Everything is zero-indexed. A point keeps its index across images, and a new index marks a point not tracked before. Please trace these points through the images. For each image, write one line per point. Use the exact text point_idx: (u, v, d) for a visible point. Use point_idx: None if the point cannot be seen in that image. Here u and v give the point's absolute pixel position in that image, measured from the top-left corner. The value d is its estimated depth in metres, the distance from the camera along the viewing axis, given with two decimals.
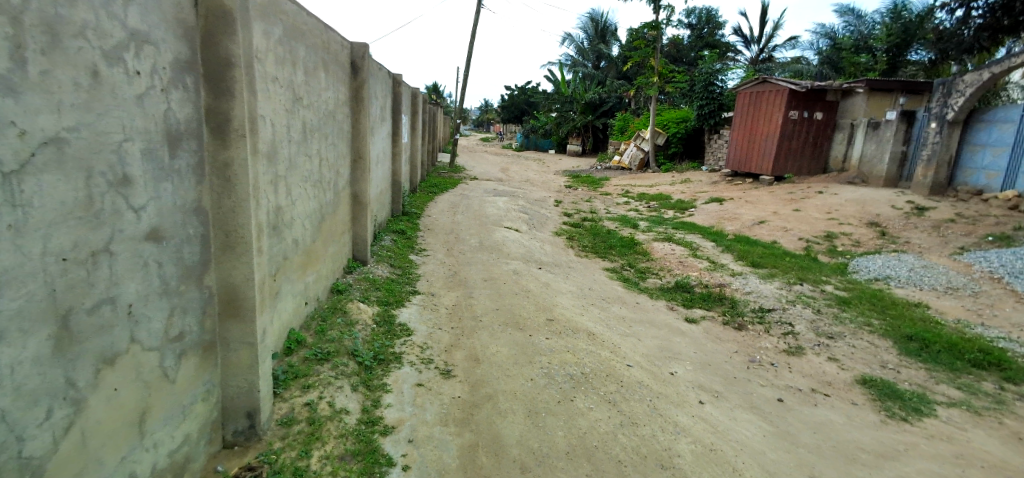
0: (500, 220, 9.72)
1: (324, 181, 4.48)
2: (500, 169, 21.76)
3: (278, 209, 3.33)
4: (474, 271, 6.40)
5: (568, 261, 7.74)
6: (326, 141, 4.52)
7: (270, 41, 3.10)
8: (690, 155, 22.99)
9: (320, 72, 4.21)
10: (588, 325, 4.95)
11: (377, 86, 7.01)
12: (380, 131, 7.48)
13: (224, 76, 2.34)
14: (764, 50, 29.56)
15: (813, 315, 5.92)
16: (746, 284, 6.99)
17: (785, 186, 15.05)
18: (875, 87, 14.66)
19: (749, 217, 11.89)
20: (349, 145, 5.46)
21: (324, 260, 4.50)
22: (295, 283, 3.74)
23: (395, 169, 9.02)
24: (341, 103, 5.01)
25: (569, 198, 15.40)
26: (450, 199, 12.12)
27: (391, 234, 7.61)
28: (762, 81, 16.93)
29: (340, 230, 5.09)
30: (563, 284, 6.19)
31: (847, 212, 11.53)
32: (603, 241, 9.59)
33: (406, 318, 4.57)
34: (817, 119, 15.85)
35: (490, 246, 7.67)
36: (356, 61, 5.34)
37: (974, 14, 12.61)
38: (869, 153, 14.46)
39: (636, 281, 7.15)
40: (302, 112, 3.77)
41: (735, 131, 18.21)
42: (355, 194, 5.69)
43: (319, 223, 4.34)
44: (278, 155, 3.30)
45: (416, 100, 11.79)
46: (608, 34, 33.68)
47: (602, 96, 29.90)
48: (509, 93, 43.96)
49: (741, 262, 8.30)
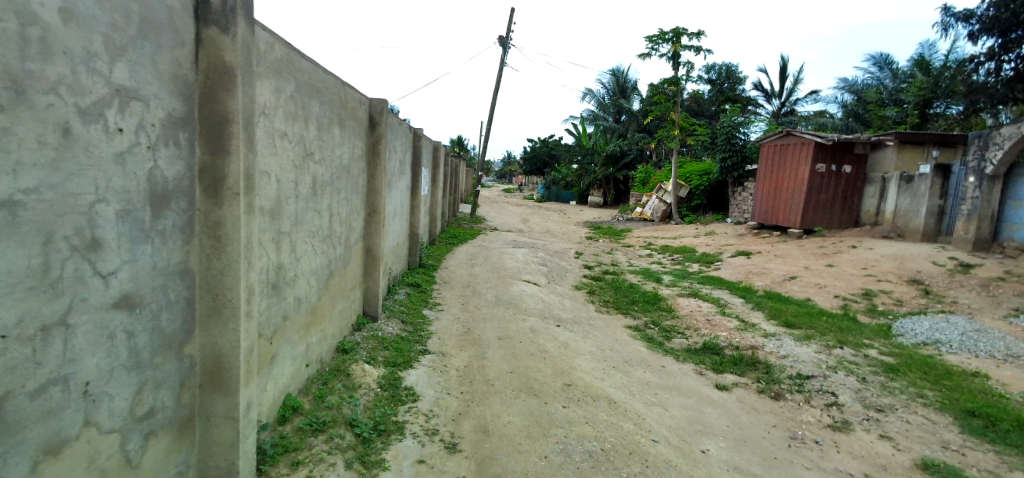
0: (519, 272, 9.48)
1: (334, 235, 4.32)
2: (520, 220, 21.72)
3: (280, 266, 3.15)
4: (489, 328, 6.11)
5: (588, 318, 7.40)
6: (339, 196, 4.40)
7: (281, 97, 2.98)
8: (714, 207, 22.65)
9: (334, 126, 4.12)
10: (609, 392, 4.57)
11: (396, 140, 7.01)
12: (398, 185, 7.43)
13: (222, 130, 2.17)
14: (785, 104, 29.60)
15: (858, 384, 5.49)
16: (781, 347, 6.52)
17: (815, 240, 14.53)
18: (905, 140, 14.32)
19: (779, 272, 11.41)
20: (363, 199, 5.34)
21: (330, 318, 4.29)
22: (295, 344, 3.52)
23: (413, 221, 8.94)
24: (356, 157, 4.92)
25: (590, 250, 15.12)
26: (469, 251, 11.98)
27: (405, 288, 7.42)
28: (786, 134, 16.75)
29: (350, 286, 4.90)
30: (582, 345, 5.84)
31: (885, 268, 11.00)
32: (626, 297, 9.23)
33: (413, 381, 4.28)
34: (846, 172, 15.50)
35: (507, 301, 7.39)
36: (374, 116, 5.32)
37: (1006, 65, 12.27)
38: (903, 206, 13.98)
39: (660, 341, 6.72)
40: (312, 167, 3.65)
41: (760, 183, 17.90)
42: (369, 247, 5.54)
43: (327, 279, 4.15)
44: (282, 211, 3.14)
45: (437, 152, 11.89)
46: (628, 89, 34.31)
47: (623, 148, 30.10)
48: (530, 145, 44.74)
49: (774, 321, 7.82)
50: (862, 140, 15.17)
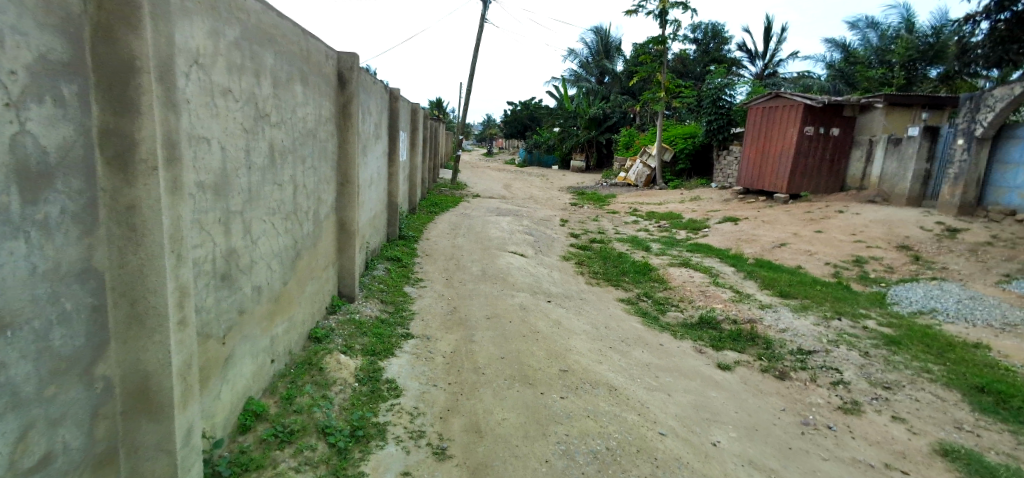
0: (504, 243, 9.05)
1: (300, 210, 3.81)
2: (503, 186, 21.13)
3: (231, 252, 2.65)
4: (476, 306, 5.71)
5: (579, 292, 7.05)
6: (304, 165, 3.85)
7: (219, 43, 2.43)
8: (699, 171, 22.37)
9: (295, 84, 3.55)
10: (608, 377, 4.23)
11: (369, 101, 6.38)
12: (374, 151, 6.85)
13: (127, 83, 1.65)
14: (770, 65, 29.15)
15: (862, 358, 5.28)
16: (778, 320, 6.27)
17: (803, 205, 14.37)
18: (894, 102, 14.12)
19: (769, 239, 11.21)
20: (334, 168, 4.79)
21: (298, 304, 3.82)
22: (257, 340, 3.05)
23: (391, 190, 8.40)
24: (324, 120, 4.35)
25: (576, 217, 14.74)
26: (451, 220, 11.47)
27: (385, 263, 6.95)
28: (774, 96, 16.36)
29: (322, 265, 4.42)
30: (575, 322, 5.49)
31: (873, 233, 10.86)
32: (615, 267, 8.92)
33: (394, 372, 3.87)
34: (834, 135, 15.26)
35: (494, 275, 6.97)
36: (343, 73, 4.72)
37: (999, 24, 12.18)
38: (890, 170, 13.85)
39: (655, 315, 6.41)
40: (268, 131, 3.10)
41: (747, 147, 17.60)
42: (342, 222, 5.01)
43: (293, 260, 3.67)
44: (232, 186, 2.62)
45: (416, 115, 11.22)
46: (612, 50, 33.39)
47: (606, 111, 29.46)
48: (512, 108, 43.72)
49: (768, 291, 7.59)
50: (851, 102, 14.88)
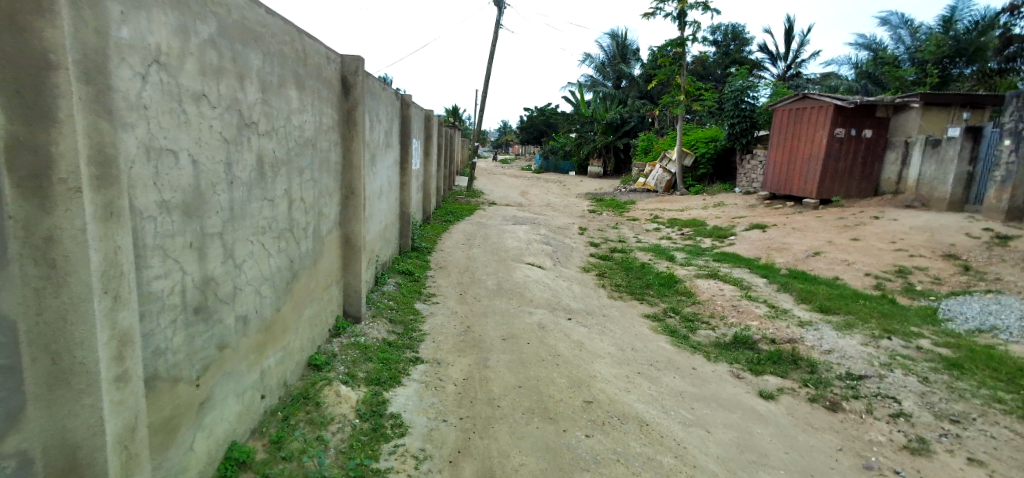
0: (521, 254, 8.65)
1: (297, 227, 3.45)
2: (519, 193, 20.75)
3: (209, 281, 2.28)
4: (492, 325, 5.31)
5: (601, 307, 6.61)
6: (301, 177, 3.50)
7: (192, 40, 2.08)
8: (721, 176, 21.72)
9: (289, 88, 3.20)
10: (639, 410, 3.79)
11: (378, 108, 6.07)
12: (384, 160, 6.53)
13: (39, 83, 1.30)
14: (792, 66, 28.33)
15: (921, 385, 4.74)
16: (821, 339, 5.74)
17: (835, 211, 13.70)
18: (931, 101, 13.42)
19: (801, 247, 10.62)
20: (338, 179, 4.44)
21: (295, 330, 3.46)
22: (244, 378, 2.69)
23: (403, 199, 8.07)
24: (325, 127, 4.00)
25: (595, 225, 14.28)
26: (466, 230, 11.12)
27: (396, 277, 6.60)
28: (802, 97, 15.73)
29: (323, 284, 4.06)
30: (599, 343, 5.06)
31: (915, 241, 10.19)
32: (638, 278, 8.45)
33: (399, 405, 3.48)
34: (866, 137, 14.56)
35: (510, 290, 6.56)
36: (347, 77, 4.40)
37: None
38: (928, 173, 13.12)
39: (684, 333, 5.93)
40: (256, 140, 2.74)
41: (773, 151, 16.97)
42: (346, 237, 4.66)
43: (288, 282, 3.30)
44: (210, 206, 2.26)
45: (430, 122, 10.92)
46: (629, 54, 32.92)
47: (624, 116, 28.97)
48: (527, 114, 43.45)
49: (805, 306, 7.06)
50: (885, 102, 14.17)
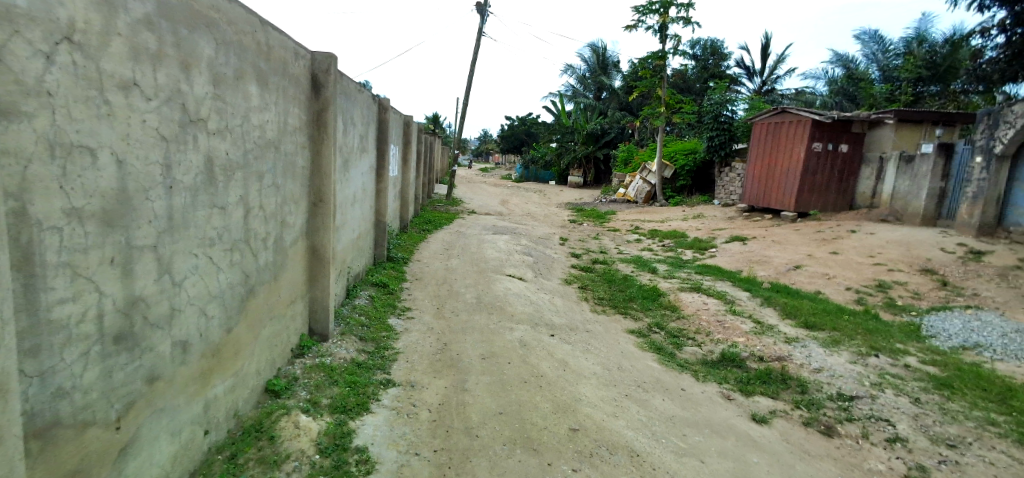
0: (501, 265, 8.36)
1: (256, 236, 3.12)
2: (499, 202, 20.48)
3: (136, 302, 1.95)
4: (471, 342, 5.00)
5: (585, 323, 6.35)
6: (261, 182, 3.17)
7: (124, 18, 1.76)
8: (700, 188, 21.84)
9: (248, 83, 2.88)
10: (628, 438, 3.52)
11: (353, 110, 5.75)
12: (358, 165, 6.20)
13: None
14: (767, 82, 28.91)
15: (913, 406, 4.59)
16: (810, 357, 5.58)
17: (813, 224, 13.78)
18: (905, 118, 13.62)
19: (782, 260, 10.58)
20: (306, 185, 4.11)
21: (250, 352, 3.10)
22: (181, 412, 2.34)
23: (378, 207, 7.72)
24: (291, 129, 3.68)
25: (576, 235, 14.08)
26: (445, 239, 10.78)
27: (369, 289, 6.24)
28: (780, 111, 15.89)
29: (286, 300, 3.71)
30: (582, 362, 4.80)
31: (893, 255, 10.24)
32: (621, 292, 8.24)
33: (367, 437, 3.15)
34: (843, 152, 14.72)
35: (490, 304, 6.26)
36: (317, 76, 4.08)
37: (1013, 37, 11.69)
38: (902, 188, 13.29)
39: (670, 350, 5.72)
40: (204, 140, 2.41)
41: (752, 164, 17.08)
42: (313, 248, 4.31)
43: (243, 298, 2.96)
44: (140, 214, 1.93)
45: (409, 128, 10.60)
46: (609, 66, 33.14)
47: (604, 126, 29.07)
48: (508, 123, 43.37)
49: (790, 322, 6.93)
50: (860, 118, 14.37)
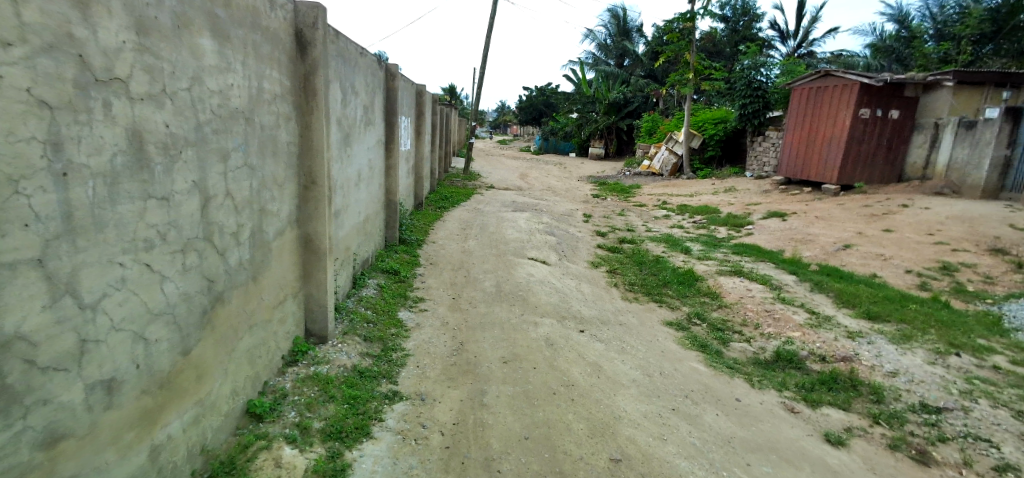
0: (522, 246, 7.71)
1: (223, 231, 2.51)
2: (519, 176, 19.73)
3: (7, 342, 1.41)
4: (491, 342, 4.38)
5: (616, 314, 5.70)
6: (227, 164, 2.54)
7: None
8: (730, 159, 20.71)
9: (199, 35, 2.23)
10: (682, 471, 2.90)
11: (355, 77, 5.07)
12: (363, 139, 5.56)
13: None
14: (802, 44, 27.25)
15: (1016, 422, 3.86)
16: (880, 357, 4.84)
17: (859, 198, 12.76)
18: (965, 79, 12.30)
19: (828, 239, 9.70)
20: (293, 164, 3.47)
21: (221, 373, 2.52)
22: (111, 473, 1.78)
23: (389, 186, 7.11)
24: (268, 96, 3.02)
25: (600, 211, 13.34)
26: (462, 217, 10.16)
27: (379, 278, 5.66)
28: (823, 75, 14.67)
29: (270, 303, 3.11)
30: (619, 365, 4.18)
31: (954, 233, 9.27)
32: (653, 275, 7.54)
33: (363, 475, 2.57)
34: (892, 119, 13.54)
35: (511, 293, 5.62)
36: (302, 32, 3.41)
37: None
38: (960, 158, 12.13)
39: (716, 348, 5.04)
40: (127, 109, 1.79)
41: (790, 134, 15.97)
42: (306, 238, 3.69)
43: (208, 310, 2.36)
44: (4, 214, 1.38)
45: (422, 98, 9.86)
46: (632, 31, 31.61)
47: (627, 95, 27.84)
48: (527, 93, 42.10)
49: (848, 312, 6.16)
50: (914, 81, 13.13)
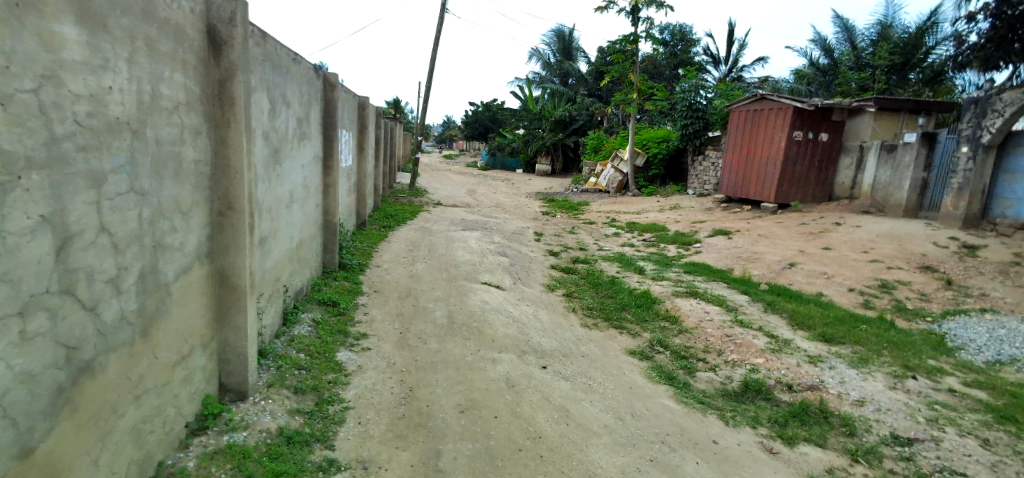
0: (474, 269, 7.26)
1: (93, 278, 2.04)
2: (467, 192, 19.28)
3: None
4: (445, 386, 3.90)
5: (578, 345, 5.33)
6: (102, 192, 2.06)
7: None
8: (673, 177, 21.19)
9: (55, 21, 1.78)
10: None
11: (288, 85, 4.53)
12: (297, 154, 4.98)
13: None
14: (733, 69, 28.72)
15: (984, 451, 3.79)
16: (845, 384, 4.74)
17: (795, 216, 13.25)
18: (885, 106, 13.24)
19: (773, 257, 9.87)
20: (204, 187, 2.94)
21: (86, 465, 2.02)
22: None
23: (327, 205, 6.51)
24: (168, 104, 2.53)
25: (550, 229, 13.13)
26: (409, 237, 9.60)
27: (315, 312, 5.06)
28: (759, 98, 15.27)
29: (169, 359, 2.60)
30: (587, 408, 3.82)
31: (887, 251, 9.67)
32: (610, 298, 7.29)
33: None
34: (823, 141, 14.21)
35: (465, 325, 5.14)
36: (216, 30, 2.91)
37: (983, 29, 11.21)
38: (883, 179, 12.82)
39: (682, 378, 4.80)
40: None
41: (730, 153, 16.50)
42: (222, 274, 3.12)
43: (64, 387, 1.90)
44: None
45: (366, 112, 9.28)
46: (575, 51, 32.20)
47: (572, 113, 28.19)
48: (473, 109, 41.92)
49: (805, 334, 6.11)
50: (841, 106, 13.86)
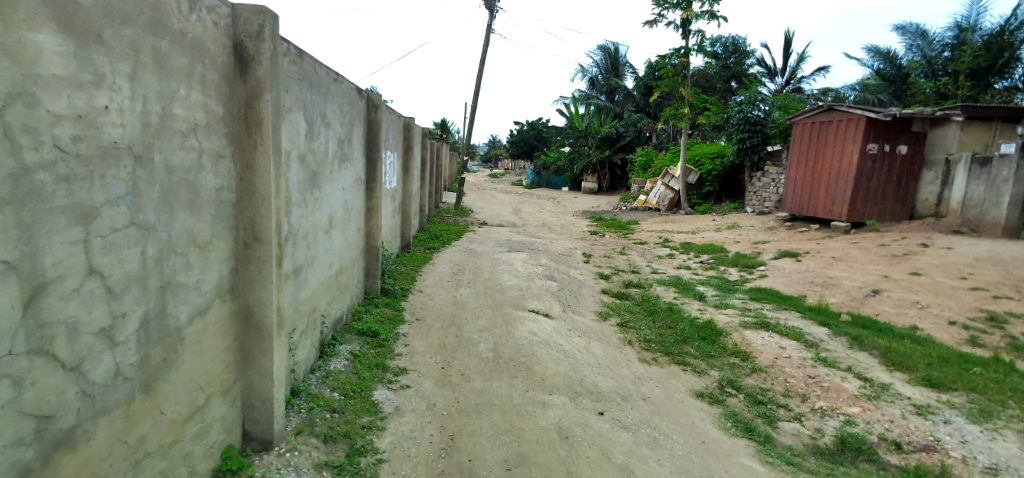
0: (521, 296, 6.79)
1: (76, 333, 1.71)
2: (513, 211, 18.94)
3: None
4: (489, 437, 3.42)
5: (637, 385, 4.75)
6: (91, 228, 1.75)
7: None
8: (729, 194, 20.11)
9: (30, 27, 1.48)
10: None
11: (327, 104, 4.26)
12: (337, 176, 4.70)
13: None
14: (791, 81, 27.33)
15: None
16: (968, 445, 3.94)
17: (872, 236, 12.09)
18: (974, 114, 11.96)
19: (853, 283, 8.91)
20: (225, 215, 2.62)
21: None
22: None
23: (370, 228, 6.24)
24: (183, 126, 2.23)
25: (599, 250, 12.54)
26: (454, 259, 9.28)
27: (353, 344, 4.70)
28: (827, 110, 14.20)
29: (177, 416, 2.26)
30: (656, 471, 3.24)
31: (989, 277, 8.52)
32: (670, 328, 6.65)
33: None
34: (901, 154, 13.00)
35: (512, 361, 4.67)
36: (241, 44, 2.63)
37: None
38: (976, 195, 11.51)
39: (764, 430, 4.13)
40: None
41: (794, 169, 15.41)
42: (246, 313, 2.80)
43: (31, 469, 1.56)
44: None
45: (411, 132, 9.09)
46: (622, 67, 31.68)
47: (620, 130, 27.57)
48: (518, 128, 41.91)
49: (904, 377, 5.28)
50: (922, 115, 12.65)
